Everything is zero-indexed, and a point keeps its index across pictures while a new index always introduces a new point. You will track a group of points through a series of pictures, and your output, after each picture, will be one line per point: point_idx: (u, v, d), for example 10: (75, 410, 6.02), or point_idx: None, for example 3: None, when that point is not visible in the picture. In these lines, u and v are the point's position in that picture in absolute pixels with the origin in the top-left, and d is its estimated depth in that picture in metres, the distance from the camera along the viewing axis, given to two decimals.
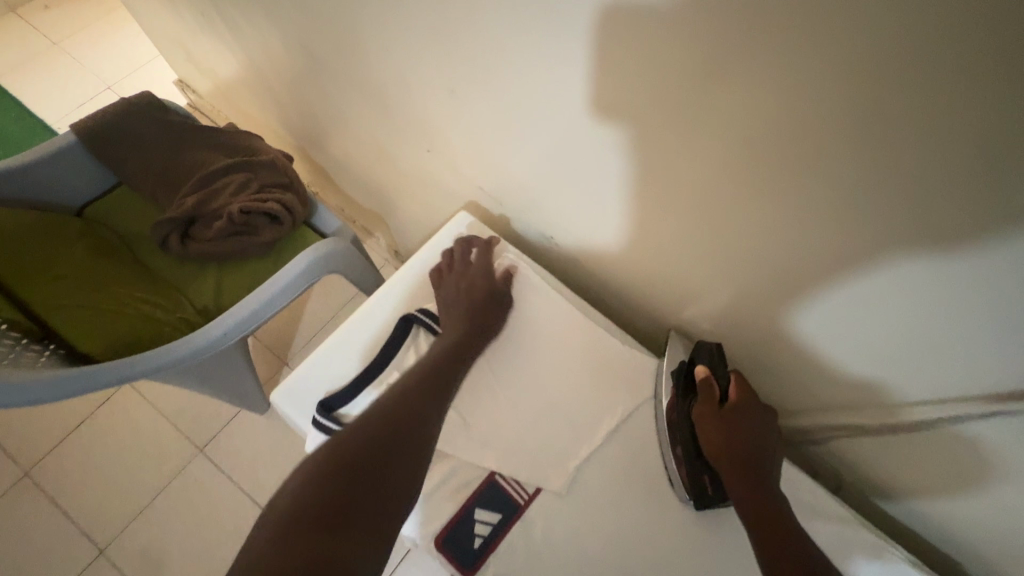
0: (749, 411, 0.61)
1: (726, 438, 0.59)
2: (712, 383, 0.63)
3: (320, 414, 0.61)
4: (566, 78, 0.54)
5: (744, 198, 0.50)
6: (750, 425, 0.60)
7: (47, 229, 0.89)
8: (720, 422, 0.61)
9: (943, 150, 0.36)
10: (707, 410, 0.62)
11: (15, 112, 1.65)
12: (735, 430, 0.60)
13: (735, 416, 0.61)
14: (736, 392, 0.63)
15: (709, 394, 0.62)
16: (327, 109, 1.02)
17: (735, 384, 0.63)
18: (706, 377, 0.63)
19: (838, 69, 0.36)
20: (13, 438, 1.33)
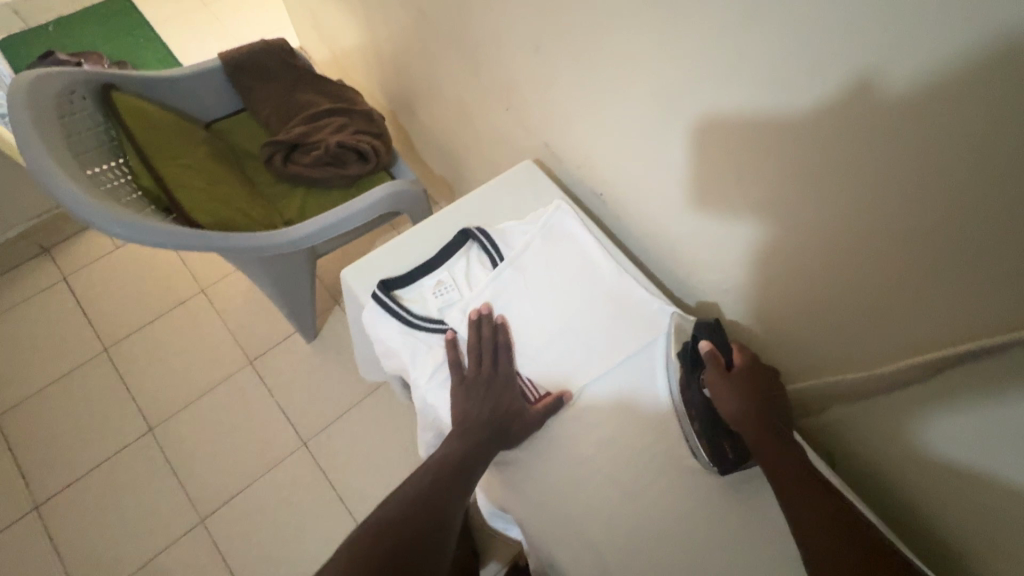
0: (751, 377, 0.66)
1: (744, 403, 0.64)
2: (717, 356, 0.67)
3: (380, 290, 0.72)
4: (642, 34, 0.63)
5: (780, 151, 0.57)
6: (756, 387, 0.65)
7: (184, 128, 1.07)
8: (729, 386, 0.65)
9: (945, 105, 0.43)
10: (721, 381, 0.66)
11: (160, 53, 1.93)
12: (744, 393, 0.64)
13: (746, 382, 0.66)
14: (739, 358, 0.68)
15: (717, 365, 0.67)
16: (425, 72, 1.17)
17: (736, 352, 0.68)
18: (711, 351, 0.67)
19: (862, 32, 0.45)
20: (101, 318, 1.52)
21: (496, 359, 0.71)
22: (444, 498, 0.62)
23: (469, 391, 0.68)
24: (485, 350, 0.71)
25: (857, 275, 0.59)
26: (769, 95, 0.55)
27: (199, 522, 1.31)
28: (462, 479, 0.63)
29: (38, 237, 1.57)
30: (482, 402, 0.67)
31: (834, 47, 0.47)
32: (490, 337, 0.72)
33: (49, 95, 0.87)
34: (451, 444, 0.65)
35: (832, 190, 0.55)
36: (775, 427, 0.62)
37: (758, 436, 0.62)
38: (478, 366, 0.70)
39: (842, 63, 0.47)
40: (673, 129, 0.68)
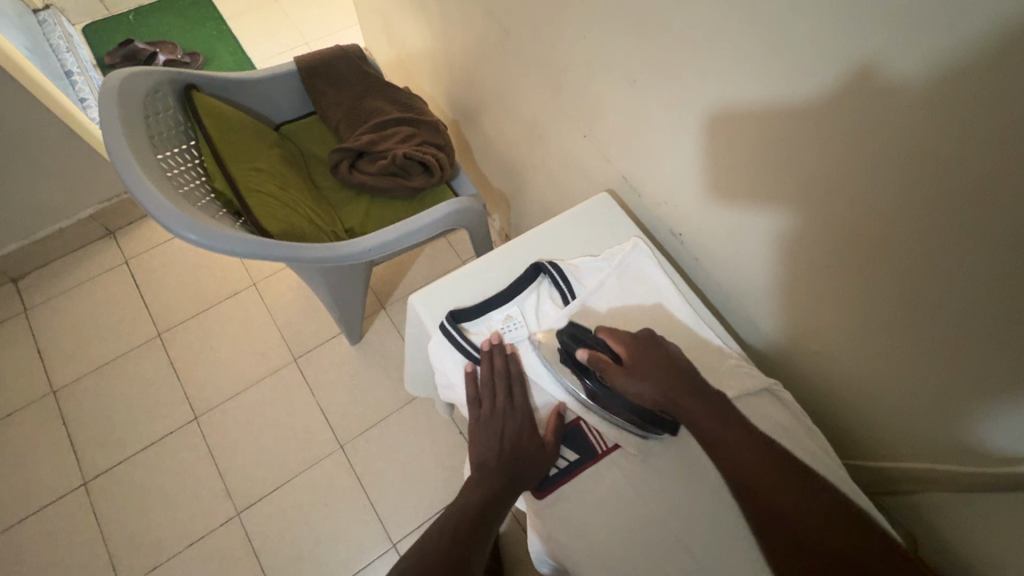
0: (640, 351, 0.65)
1: (653, 382, 0.63)
2: (598, 356, 0.65)
3: (448, 322, 0.70)
4: (753, 83, 0.59)
5: (905, 224, 0.52)
6: (649, 359, 0.64)
7: (257, 130, 1.08)
8: (636, 377, 0.63)
9: None
10: (621, 377, 0.64)
11: (231, 46, 1.97)
12: (648, 374, 0.63)
13: (641, 365, 0.64)
14: (617, 344, 0.66)
15: (607, 363, 0.65)
16: (496, 86, 1.15)
17: (609, 340, 0.67)
18: (589, 355, 0.65)
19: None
20: (157, 303, 1.57)
21: (509, 395, 0.68)
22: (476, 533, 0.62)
23: (485, 432, 0.67)
24: (499, 383, 0.68)
25: (983, 368, 0.53)
26: (901, 165, 0.50)
27: (235, 515, 1.32)
28: (478, 529, 0.62)
29: (105, 220, 1.63)
30: (498, 441, 0.66)
31: (994, 131, 0.42)
32: (502, 369, 0.68)
33: (136, 95, 0.89)
34: (470, 494, 0.65)
35: (965, 273, 0.50)
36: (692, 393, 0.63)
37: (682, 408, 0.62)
38: (492, 402, 0.67)
39: (997, 148, 0.42)
40: (775, 182, 0.63)
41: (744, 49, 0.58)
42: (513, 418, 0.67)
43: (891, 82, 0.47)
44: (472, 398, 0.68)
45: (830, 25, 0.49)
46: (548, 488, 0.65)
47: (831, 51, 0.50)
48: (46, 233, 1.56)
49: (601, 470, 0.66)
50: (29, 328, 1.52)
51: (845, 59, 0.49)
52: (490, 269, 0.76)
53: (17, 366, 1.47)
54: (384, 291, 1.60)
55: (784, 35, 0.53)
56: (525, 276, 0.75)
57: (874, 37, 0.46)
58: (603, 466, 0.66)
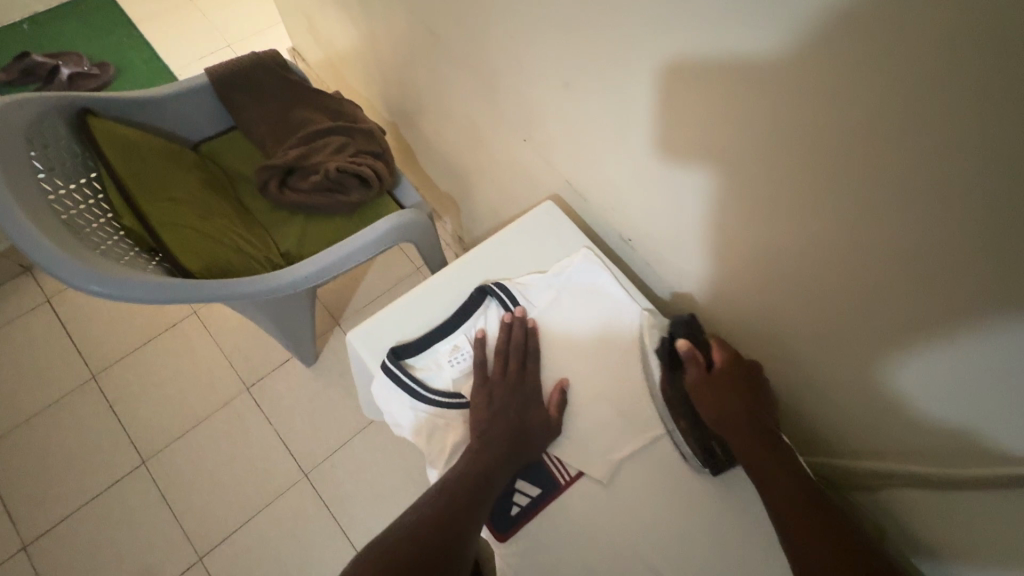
0: (736, 370, 0.64)
1: (729, 401, 0.63)
2: (696, 356, 0.65)
3: (390, 361, 0.65)
4: (689, 88, 0.55)
5: (853, 228, 0.50)
6: (738, 384, 0.63)
7: (170, 154, 0.98)
8: (716, 387, 0.64)
9: None
10: (701, 383, 0.64)
11: (144, 53, 1.81)
12: (726, 393, 0.63)
13: (726, 380, 0.64)
14: (718, 353, 0.66)
15: (697, 365, 0.65)
16: (430, 88, 1.08)
17: (715, 348, 0.66)
18: (688, 349, 0.65)
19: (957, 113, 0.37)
20: (88, 343, 1.45)
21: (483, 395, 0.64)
22: (463, 512, 0.55)
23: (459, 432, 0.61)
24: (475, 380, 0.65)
25: (921, 372, 0.53)
26: (847, 172, 0.47)
27: (195, 560, 1.25)
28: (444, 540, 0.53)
29: (18, 257, 1.48)
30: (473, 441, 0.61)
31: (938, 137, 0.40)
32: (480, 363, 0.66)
33: (17, 128, 0.79)
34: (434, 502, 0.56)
35: (911, 280, 0.48)
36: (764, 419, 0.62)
37: (746, 432, 0.61)
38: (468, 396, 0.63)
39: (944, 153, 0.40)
40: (721, 190, 0.60)
41: (680, 54, 0.54)
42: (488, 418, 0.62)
43: (830, 87, 0.44)
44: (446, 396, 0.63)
45: (767, 24, 0.45)
46: (510, 529, 0.60)
47: (766, 49, 0.46)
48: None
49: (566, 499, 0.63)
50: None
51: (780, 70, 0.46)
52: (432, 299, 0.71)
53: None
54: (336, 307, 1.52)
55: (720, 37, 0.49)
56: (471, 303, 0.70)
57: (815, 40, 0.43)
58: (567, 498, 0.63)
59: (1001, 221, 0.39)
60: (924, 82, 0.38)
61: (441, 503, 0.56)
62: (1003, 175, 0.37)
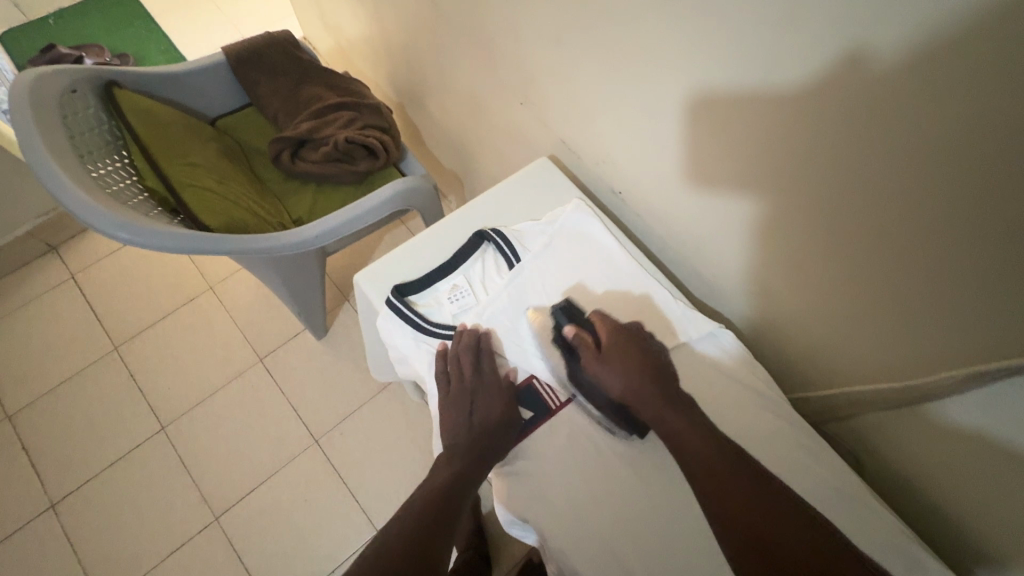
0: (618, 341, 0.65)
1: (621, 374, 0.62)
2: (582, 338, 0.65)
3: (394, 297, 0.70)
4: (675, 30, 0.60)
5: (822, 147, 0.55)
6: (626, 349, 0.64)
7: (190, 125, 1.05)
8: (609, 366, 0.63)
9: (988, 93, 0.41)
10: (596, 364, 0.64)
11: (162, 45, 1.89)
12: (618, 364, 0.63)
13: (615, 354, 0.64)
14: (602, 332, 0.66)
15: (585, 347, 0.65)
16: (434, 62, 1.14)
17: (598, 325, 0.67)
18: (574, 334, 0.66)
19: (904, 18, 0.42)
20: (111, 316, 1.52)
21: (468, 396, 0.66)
22: (441, 516, 0.59)
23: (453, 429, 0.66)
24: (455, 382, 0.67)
25: (889, 287, 0.58)
26: (818, 92, 0.52)
27: (213, 520, 1.31)
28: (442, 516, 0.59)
29: (46, 236, 1.56)
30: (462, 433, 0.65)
31: (893, 48, 0.44)
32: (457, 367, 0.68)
33: (51, 95, 0.85)
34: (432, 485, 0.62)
35: (879, 193, 0.53)
36: (659, 384, 0.62)
37: (652, 401, 0.61)
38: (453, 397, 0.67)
39: (900, 62, 0.44)
40: (706, 128, 0.65)
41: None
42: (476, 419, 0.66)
43: (800, 12, 0.49)
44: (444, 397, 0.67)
45: None
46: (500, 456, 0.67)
47: None
48: None
49: (561, 421, 0.68)
50: None
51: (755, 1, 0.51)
52: (433, 244, 0.77)
53: None
54: (346, 283, 1.58)
55: None
56: (470, 247, 0.75)
57: None
58: (558, 420, 0.68)
59: (947, 119, 0.44)
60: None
61: (422, 510, 0.60)
62: (951, 75, 0.42)
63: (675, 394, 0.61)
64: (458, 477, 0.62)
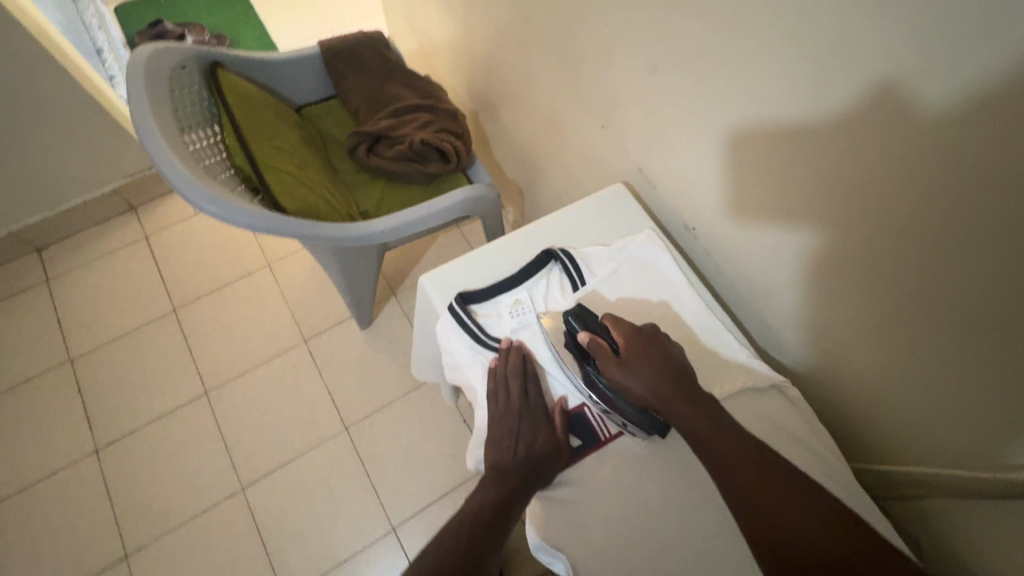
0: (638, 344, 0.64)
1: (647, 380, 0.62)
2: (599, 343, 0.64)
3: (457, 303, 0.71)
4: (776, 78, 0.59)
5: (924, 217, 0.52)
6: (647, 353, 0.63)
7: (279, 110, 1.10)
8: (632, 370, 0.62)
9: None
10: (616, 369, 0.63)
11: (258, 30, 2.00)
12: (639, 367, 0.62)
13: (636, 359, 0.63)
14: (619, 335, 0.65)
15: (604, 353, 0.64)
16: (515, 76, 1.15)
17: (613, 329, 0.65)
18: (590, 340, 0.64)
19: None
20: (173, 280, 1.60)
21: (517, 422, 0.66)
22: (485, 542, 0.60)
23: (498, 451, 0.66)
24: (502, 404, 0.66)
25: (981, 367, 0.54)
26: (926, 160, 0.49)
27: (239, 489, 1.35)
28: (485, 539, 0.60)
29: (128, 196, 1.67)
30: (508, 456, 0.65)
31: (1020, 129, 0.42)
32: (502, 390, 0.67)
33: (163, 70, 0.91)
34: (476, 505, 0.63)
35: (981, 275, 0.50)
36: (682, 394, 0.61)
37: (679, 412, 0.60)
38: (501, 419, 0.66)
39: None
40: (794, 181, 0.63)
41: (771, 46, 0.58)
42: (523, 444, 0.65)
43: (921, 78, 0.46)
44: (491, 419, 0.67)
45: (857, 14, 0.48)
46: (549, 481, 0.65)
47: (853, 37, 0.50)
48: (70, 205, 1.59)
49: (606, 456, 0.66)
50: (49, 297, 1.56)
51: (871, 65, 0.49)
52: (501, 257, 0.77)
53: (37, 333, 1.51)
54: (395, 278, 1.61)
55: (809, 27, 0.53)
56: (536, 266, 0.75)
57: (906, 30, 0.45)
58: (605, 452, 0.66)
59: None
60: (1009, 72, 0.41)
61: (467, 533, 0.60)
62: None
63: (699, 401, 0.61)
64: (489, 504, 0.62)
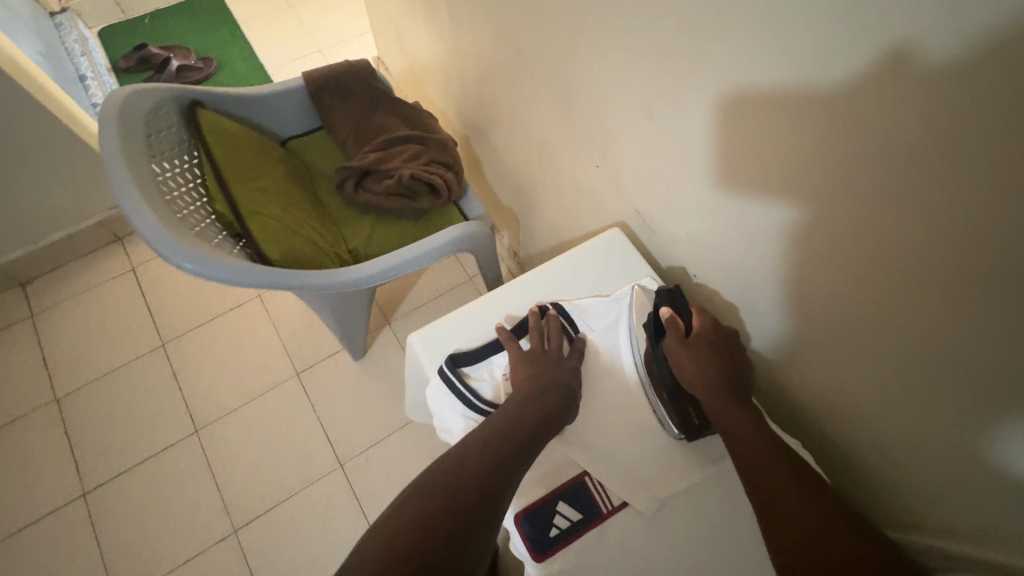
0: (710, 337, 0.67)
1: (705, 367, 0.65)
2: (677, 321, 0.67)
3: (447, 366, 0.68)
4: (780, 133, 0.56)
5: (941, 285, 0.48)
6: (717, 349, 0.66)
7: (263, 147, 1.06)
8: (693, 352, 0.66)
9: None
10: (678, 346, 0.66)
11: (244, 51, 1.96)
12: (705, 357, 0.66)
13: (702, 346, 0.66)
14: (698, 322, 0.68)
15: (677, 331, 0.66)
16: (508, 105, 1.12)
17: (695, 316, 0.69)
18: (671, 315, 0.67)
19: None
20: (162, 312, 1.56)
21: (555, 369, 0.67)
22: (502, 467, 0.54)
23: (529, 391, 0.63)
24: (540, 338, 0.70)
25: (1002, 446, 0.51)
26: (947, 227, 0.46)
27: (232, 531, 1.31)
28: (502, 466, 0.54)
29: (114, 227, 1.63)
30: (540, 386, 0.64)
31: None
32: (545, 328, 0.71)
33: (138, 114, 0.87)
34: (497, 432, 0.58)
35: (1006, 351, 0.46)
36: (738, 388, 0.65)
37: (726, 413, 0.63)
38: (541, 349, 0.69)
39: None
40: (803, 236, 0.60)
41: (776, 98, 0.54)
42: (555, 392, 0.64)
43: (940, 144, 0.43)
44: (530, 358, 0.67)
45: (868, 74, 0.45)
46: (548, 552, 0.60)
47: (864, 98, 0.46)
48: (54, 238, 1.55)
49: (609, 526, 0.63)
50: (35, 333, 1.52)
51: (883, 125, 0.46)
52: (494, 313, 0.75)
53: (22, 371, 1.47)
54: (389, 305, 1.58)
55: (815, 83, 0.50)
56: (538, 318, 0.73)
57: (925, 94, 0.42)
58: (608, 527, 0.62)
59: None
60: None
61: (485, 456, 0.55)
62: None
63: (748, 400, 0.64)
64: (521, 431, 0.59)
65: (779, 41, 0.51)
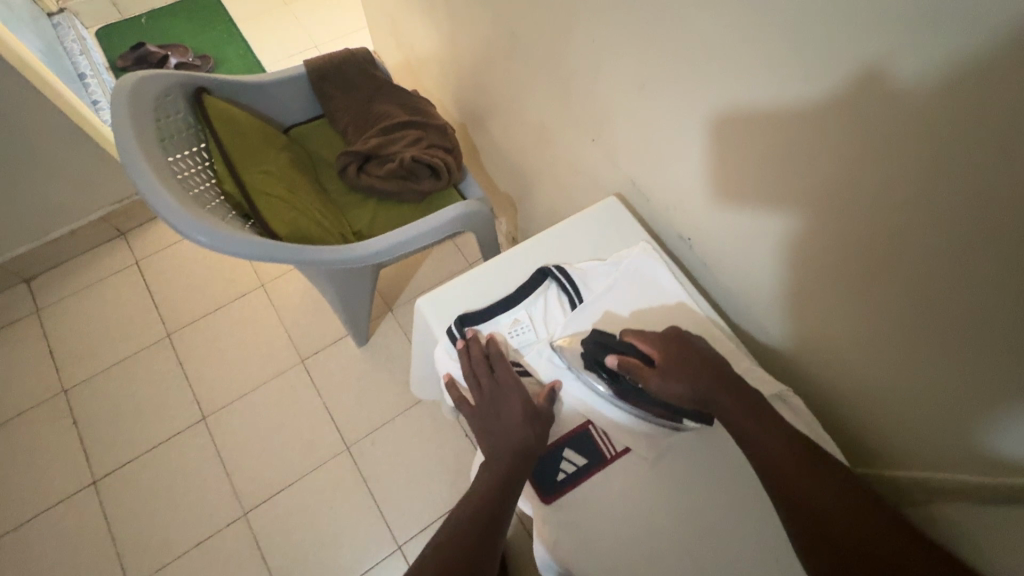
0: (669, 349, 0.66)
1: (685, 380, 0.64)
2: (628, 362, 0.66)
3: (456, 325, 0.72)
4: (763, 93, 0.59)
5: (911, 227, 0.52)
6: (680, 355, 0.65)
7: (268, 132, 1.09)
8: (665, 376, 0.64)
9: None
10: (654, 379, 0.64)
11: (241, 49, 1.99)
12: (677, 369, 0.64)
13: (670, 365, 0.65)
14: (646, 346, 0.67)
15: (638, 368, 0.65)
16: (504, 89, 1.15)
17: (640, 343, 0.67)
18: (620, 363, 0.66)
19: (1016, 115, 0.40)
20: (166, 304, 1.58)
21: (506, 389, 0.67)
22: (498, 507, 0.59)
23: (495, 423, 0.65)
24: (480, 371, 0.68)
25: (977, 374, 0.54)
26: (913, 170, 0.49)
27: (241, 515, 1.33)
28: (497, 505, 0.59)
29: (117, 222, 1.65)
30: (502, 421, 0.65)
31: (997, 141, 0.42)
32: (479, 358, 0.69)
33: (148, 99, 0.90)
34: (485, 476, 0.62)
35: (977, 285, 0.49)
36: (723, 383, 0.64)
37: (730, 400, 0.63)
38: (482, 385, 0.68)
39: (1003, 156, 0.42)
40: (789, 193, 0.63)
41: (756, 59, 0.58)
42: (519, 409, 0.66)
43: (904, 93, 0.47)
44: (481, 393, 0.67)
45: (838, 31, 0.49)
46: (555, 493, 0.64)
47: (836, 54, 0.50)
48: (58, 234, 1.57)
49: (610, 473, 0.66)
50: (41, 327, 1.54)
51: (854, 78, 0.50)
52: (499, 277, 0.78)
53: (29, 365, 1.49)
54: (391, 293, 1.61)
55: (791, 42, 0.53)
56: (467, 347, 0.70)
57: (892, 45, 0.46)
58: (610, 470, 0.66)
59: None
60: (983, 89, 0.41)
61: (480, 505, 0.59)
62: None
63: (740, 387, 0.64)
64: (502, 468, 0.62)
65: (762, 5, 0.54)
